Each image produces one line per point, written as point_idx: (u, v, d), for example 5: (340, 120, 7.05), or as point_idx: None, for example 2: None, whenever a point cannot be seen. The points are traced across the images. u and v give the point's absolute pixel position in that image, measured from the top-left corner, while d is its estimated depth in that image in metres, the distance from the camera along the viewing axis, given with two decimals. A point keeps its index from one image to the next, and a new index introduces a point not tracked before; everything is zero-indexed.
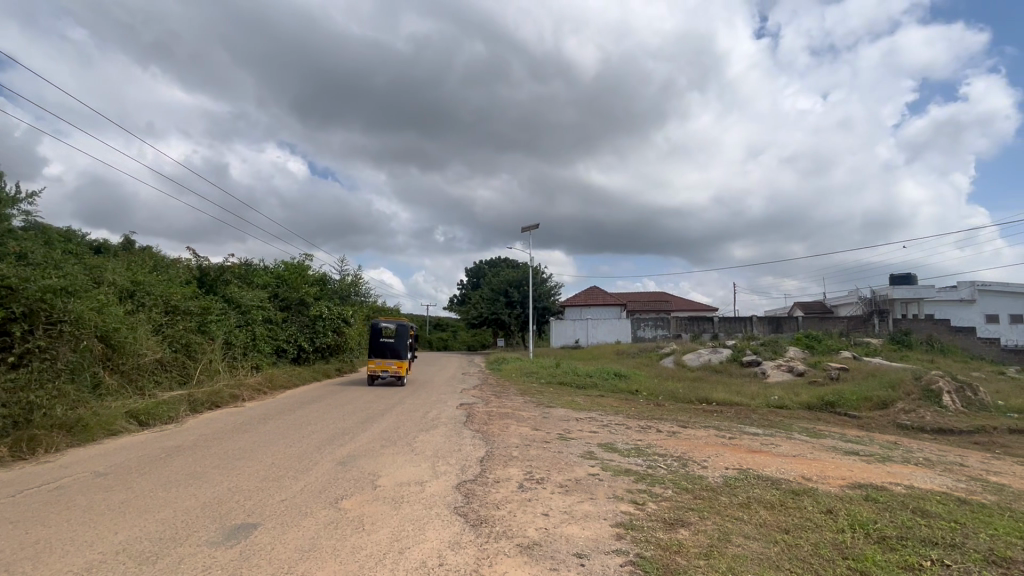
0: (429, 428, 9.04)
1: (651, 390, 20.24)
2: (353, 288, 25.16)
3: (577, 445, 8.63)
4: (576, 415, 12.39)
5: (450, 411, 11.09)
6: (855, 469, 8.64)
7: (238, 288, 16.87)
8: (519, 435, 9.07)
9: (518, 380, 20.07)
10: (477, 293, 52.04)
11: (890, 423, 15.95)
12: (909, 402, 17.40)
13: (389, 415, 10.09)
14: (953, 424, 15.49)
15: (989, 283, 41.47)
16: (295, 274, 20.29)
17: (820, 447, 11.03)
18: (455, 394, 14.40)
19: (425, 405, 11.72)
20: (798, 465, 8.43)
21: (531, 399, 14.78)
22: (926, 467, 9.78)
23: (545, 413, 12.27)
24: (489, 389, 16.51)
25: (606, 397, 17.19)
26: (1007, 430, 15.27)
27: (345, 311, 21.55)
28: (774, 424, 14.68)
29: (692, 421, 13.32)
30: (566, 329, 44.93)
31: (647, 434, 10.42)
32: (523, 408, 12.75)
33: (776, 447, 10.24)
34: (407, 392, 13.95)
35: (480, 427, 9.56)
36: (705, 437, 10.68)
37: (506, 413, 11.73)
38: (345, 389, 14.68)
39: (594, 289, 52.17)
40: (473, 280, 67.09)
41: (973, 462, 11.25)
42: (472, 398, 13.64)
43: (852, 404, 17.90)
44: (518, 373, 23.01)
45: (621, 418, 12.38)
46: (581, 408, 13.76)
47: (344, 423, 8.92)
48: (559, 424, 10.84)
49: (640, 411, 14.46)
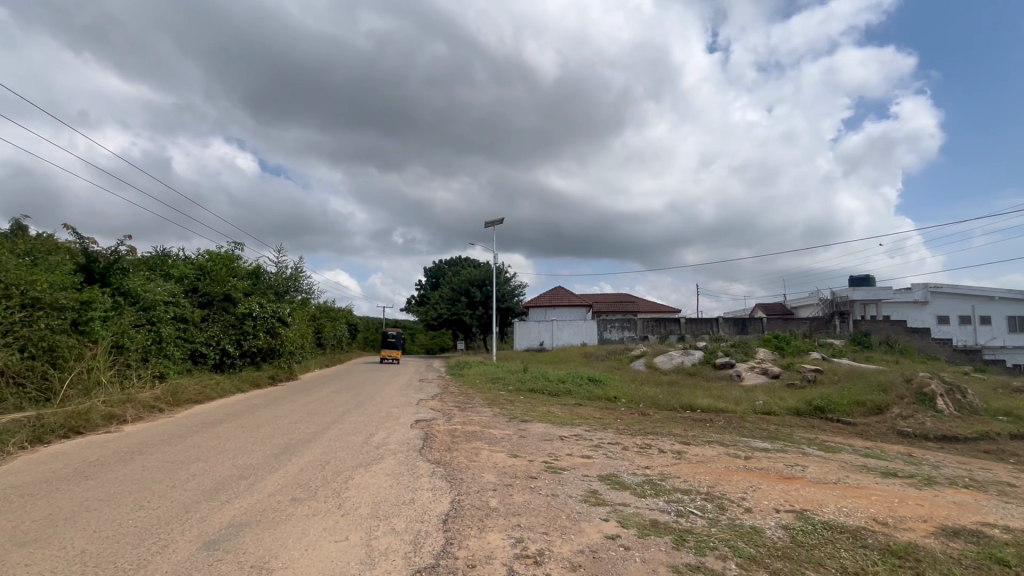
0: (371, 462, 6.55)
1: (630, 397, 18.35)
2: (293, 283, 22.09)
3: (574, 483, 6.35)
4: (557, 432, 10.17)
5: (401, 433, 8.61)
6: (921, 501, 6.83)
7: (142, 279, 13.72)
8: (494, 468, 6.72)
9: (483, 388, 17.68)
10: (436, 293, 49.12)
11: (890, 431, 14.70)
12: (904, 407, 16.27)
13: (317, 443, 7.50)
14: (955, 430, 14.39)
15: (941, 286, 42.56)
16: (221, 265, 17.13)
17: (848, 466, 9.32)
18: (409, 406, 11.86)
19: (370, 425, 9.20)
20: (856, 500, 6.56)
21: (501, 412, 12.42)
22: (982, 491, 8.14)
23: (520, 431, 9.94)
24: (450, 399, 14.09)
25: (584, 407, 15.09)
26: (1010, 436, 14.28)
27: (282, 309, 18.51)
28: (776, 435, 13.00)
29: (690, 435, 11.42)
30: (530, 331, 42.85)
31: (651, 458, 8.30)
32: (493, 425, 10.41)
33: (806, 471, 8.36)
34: (351, 406, 11.32)
35: (441, 457, 7.18)
36: (720, 459, 8.67)
37: (472, 433, 9.32)
38: (275, 402, 11.97)
39: (558, 289, 50.42)
40: (431, 280, 64.17)
41: (1009, 479, 9.85)
42: (429, 413, 11.16)
43: (845, 410, 16.62)
44: (483, 379, 20.58)
45: (611, 435, 10.25)
46: (562, 423, 11.60)
47: (251, 458, 6.32)
48: (540, 447, 8.55)
49: (627, 423, 12.46)
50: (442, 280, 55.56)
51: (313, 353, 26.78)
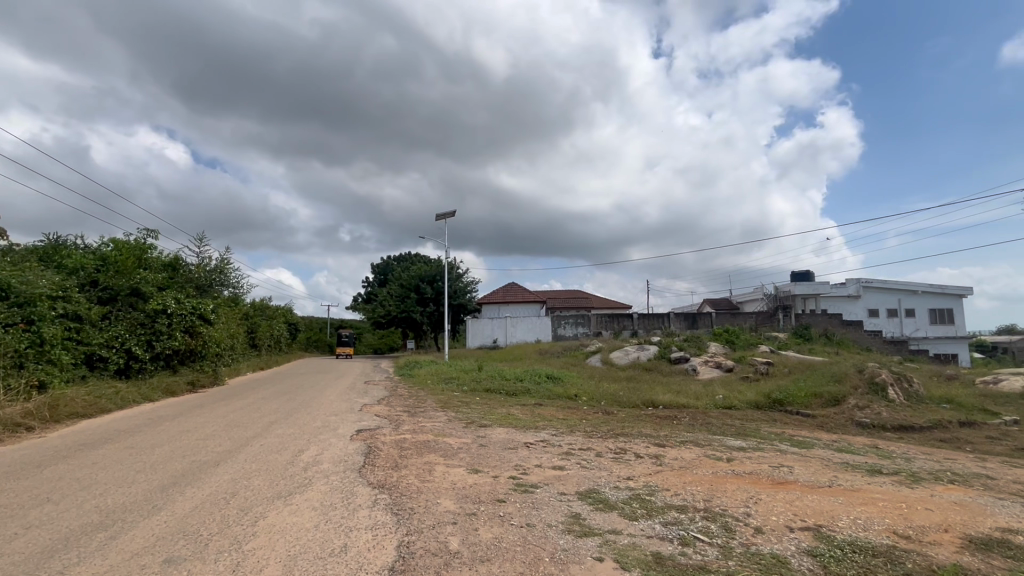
0: (295, 491, 5.10)
1: (590, 394, 17.52)
2: (219, 277, 19.68)
3: (550, 506, 5.20)
4: (521, 437, 9.03)
5: (337, 448, 7.16)
6: (927, 505, 6.20)
7: (19, 269, 11.30)
8: (452, 491, 5.47)
9: (435, 389, 16.28)
10: (384, 290, 46.83)
11: (849, 423, 14.66)
12: (859, 397, 16.35)
13: (227, 466, 5.95)
14: (910, 420, 14.52)
15: (872, 280, 44.99)
16: (128, 254, 14.71)
17: (831, 464, 8.76)
18: (350, 414, 10.31)
19: (300, 439, 7.68)
20: (864, 508, 5.82)
21: (456, 417, 11.13)
22: (970, 487, 7.72)
23: (480, 438, 8.72)
24: (399, 403, 12.63)
25: (545, 407, 14.05)
26: (960, 424, 14.53)
27: (204, 304, 16.03)
28: (744, 432, 12.48)
29: (662, 435, 10.59)
30: (483, 328, 41.61)
31: (629, 467, 7.31)
32: (448, 432, 9.12)
33: (795, 473, 7.65)
34: (280, 415, 9.67)
35: (386, 478, 5.83)
36: (704, 464, 7.81)
37: (424, 444, 8.00)
38: (188, 411, 10.10)
39: (511, 285, 49.43)
40: (380, 277, 61.51)
41: (980, 469, 9.66)
42: (373, 420, 9.71)
43: (803, 402, 16.56)
44: (434, 379, 19.14)
45: (580, 439, 9.22)
46: (525, 426, 10.46)
47: (126, 495, 4.73)
48: (504, 458, 7.36)
49: (594, 424, 11.51)
50: (390, 276, 53.22)
51: (245, 355, 24.30)
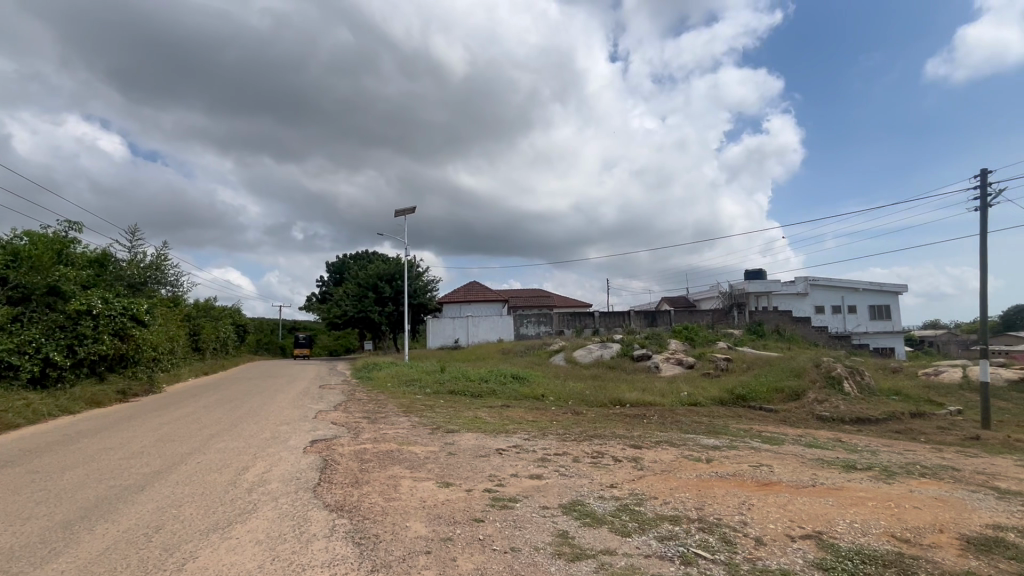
0: (236, 521, 4.33)
1: (558, 394, 17.13)
2: (155, 275, 17.98)
3: (534, 524, 4.65)
4: (493, 442, 8.45)
5: (289, 464, 6.35)
6: (913, 502, 6.07)
7: None
8: (423, 511, 4.83)
9: (396, 392, 15.43)
10: (339, 289, 44.98)
11: (810, 416, 14.93)
12: (818, 391, 16.73)
13: (154, 490, 5.07)
14: (866, 412, 14.92)
15: (818, 278, 47.09)
16: (44, 249, 13.07)
17: (806, 460, 8.66)
18: (303, 422, 9.39)
19: (246, 453, 6.80)
20: (856, 509, 5.60)
21: (421, 422, 10.41)
22: (942, 479, 7.76)
23: (448, 446, 8.06)
24: (358, 409, 11.78)
25: (513, 409, 13.52)
26: (911, 415, 15.06)
27: (136, 304, 14.34)
28: (714, 429, 12.39)
29: (636, 436, 10.27)
30: (444, 328, 40.67)
31: (610, 473, 6.86)
32: (412, 440, 8.40)
33: (776, 473, 7.43)
34: (223, 426, 8.68)
35: (345, 498, 5.12)
36: (685, 466, 7.48)
37: (387, 455, 7.27)
38: (115, 425, 8.90)
39: (472, 284, 48.67)
40: (335, 276, 59.33)
41: (942, 460, 9.86)
42: (330, 429, 8.87)
43: (765, 398, 16.80)
44: (395, 382, 18.25)
45: (554, 443, 8.72)
46: (494, 430, 9.88)
47: (15, 537, 3.83)
48: (477, 467, 6.75)
49: (565, 426, 11.07)
50: (347, 275, 51.27)
51: (187, 359, 22.46)
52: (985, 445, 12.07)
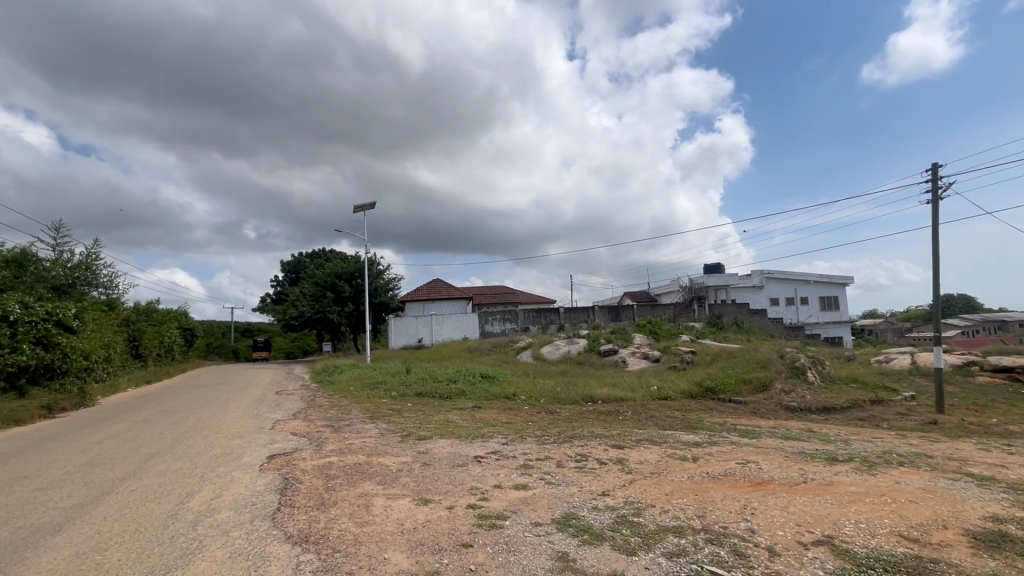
0: (176, 566, 3.61)
1: (529, 393, 16.72)
2: (86, 277, 16.35)
3: (528, 547, 4.15)
4: (470, 449, 7.88)
5: (242, 486, 5.59)
6: (908, 496, 5.95)
7: None
8: (403, 538, 4.24)
9: (360, 397, 14.59)
10: (295, 289, 42.99)
11: (778, 407, 15.15)
12: (783, 382, 17.03)
13: (73, 530, 4.23)
14: (831, 401, 15.25)
15: (773, 272, 48.81)
16: None
17: (788, 454, 8.54)
18: (258, 435, 8.53)
19: (191, 476, 5.97)
20: (857, 506, 5.39)
21: (390, 429, 9.71)
22: (921, 468, 7.78)
23: (422, 456, 7.45)
24: (320, 417, 10.96)
25: (486, 410, 13.00)
26: (872, 402, 15.51)
27: (62, 309, 12.86)
28: (690, 424, 12.27)
29: (616, 435, 9.95)
30: (407, 327, 39.57)
31: (599, 478, 6.44)
32: (382, 451, 7.73)
33: (765, 469, 7.22)
34: (165, 443, 7.72)
35: (309, 526, 4.46)
36: (673, 467, 7.16)
37: (356, 470, 6.58)
38: (34, 446, 7.77)
39: (436, 282, 47.68)
40: (291, 276, 56.91)
41: (911, 447, 10.03)
42: (289, 441, 8.08)
43: (733, 390, 16.98)
44: (358, 385, 17.34)
45: (534, 447, 8.25)
46: (469, 435, 9.32)
47: None
48: (456, 479, 6.18)
49: (542, 427, 10.63)
50: (303, 274, 49.13)
51: (126, 368, 20.69)
52: (944, 429, 12.47)
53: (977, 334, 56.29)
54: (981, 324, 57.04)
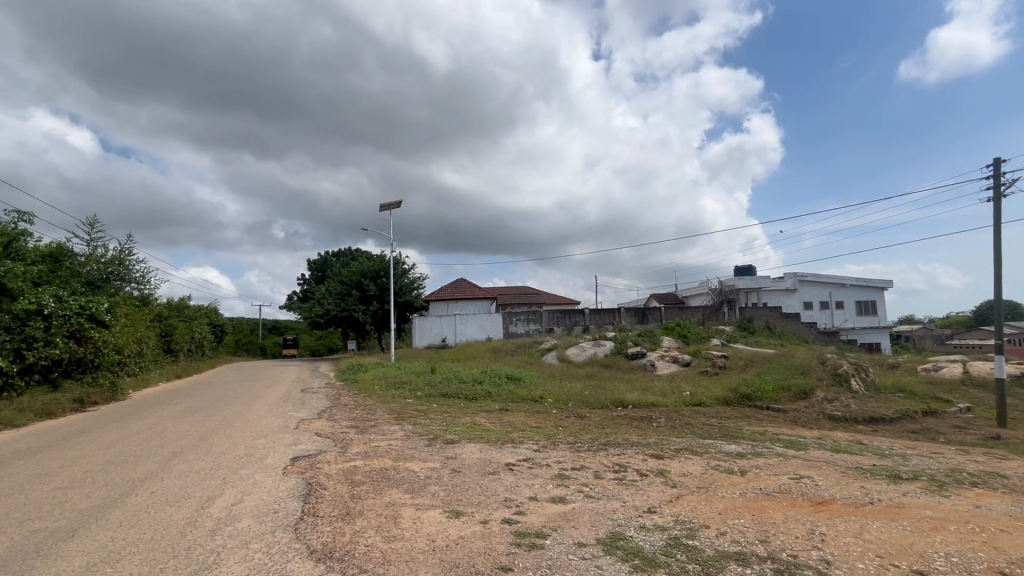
0: None
1: (556, 396, 16.24)
2: (119, 272, 16.57)
3: (574, 572, 3.71)
4: (500, 455, 7.47)
5: (264, 491, 5.31)
6: (996, 524, 5.27)
7: None
8: (435, 558, 3.85)
9: (385, 396, 14.34)
10: (321, 287, 43.40)
11: (821, 416, 14.32)
12: (826, 390, 16.12)
13: (86, 537, 3.96)
14: (879, 411, 14.33)
15: (807, 274, 47.06)
16: None
17: (845, 470, 7.87)
18: (283, 434, 8.30)
19: (213, 477, 5.72)
20: (941, 535, 4.76)
21: (416, 432, 9.37)
22: (999, 490, 7.02)
23: (450, 462, 7.07)
24: (345, 417, 10.73)
25: (513, 413, 12.59)
26: (924, 413, 14.51)
27: (95, 303, 12.95)
28: (729, 433, 11.62)
29: (652, 443, 9.40)
30: (431, 326, 39.49)
31: (641, 493, 5.94)
32: (409, 455, 7.39)
33: (823, 487, 6.60)
34: (189, 441, 7.54)
35: (334, 540, 4.11)
36: (720, 481, 6.62)
37: (382, 476, 6.25)
38: (61, 441, 7.68)
39: (460, 282, 47.55)
40: (318, 274, 57.65)
41: (978, 464, 9.19)
42: (314, 442, 7.82)
43: (772, 397, 16.16)
44: (383, 385, 17.14)
45: (568, 454, 7.79)
46: (498, 440, 8.92)
47: None
48: (488, 489, 5.78)
49: (574, 433, 10.15)
50: (329, 273, 49.66)
51: (158, 362, 21.05)
52: (1009, 445, 11.50)
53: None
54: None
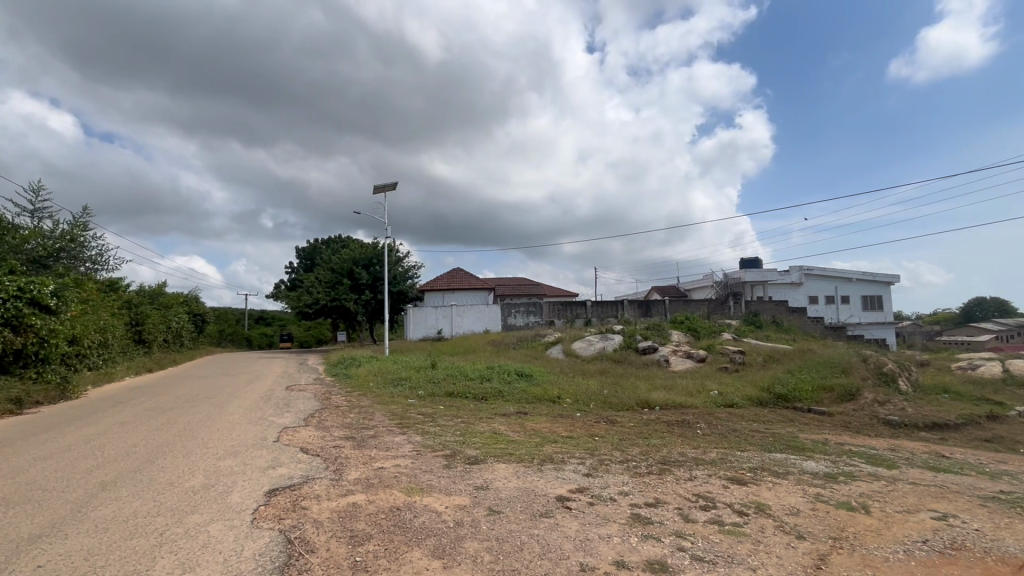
0: None
1: (575, 396, 14.49)
2: (73, 251, 14.42)
3: None
4: (545, 485, 5.66)
5: (219, 561, 3.46)
6: None
7: None
8: None
9: (384, 396, 12.50)
10: (310, 275, 41.12)
11: (875, 420, 12.77)
12: (872, 391, 14.58)
13: None
14: (939, 416, 12.81)
15: (813, 268, 45.77)
16: None
17: (981, 501, 6.19)
18: (259, 452, 6.43)
19: (143, 533, 3.83)
20: None
21: (427, 445, 7.54)
22: None
23: (482, 495, 5.28)
24: (338, 423, 8.90)
25: (533, 417, 10.85)
26: (989, 418, 13.00)
27: (37, 284, 10.90)
28: (789, 443, 9.97)
29: (718, 460, 7.68)
30: (426, 318, 37.55)
31: (766, 550, 4.21)
32: (425, 484, 5.55)
33: (992, 533, 4.92)
34: (131, 464, 5.65)
35: None
36: (854, 527, 4.88)
37: (395, 523, 4.42)
38: None
39: (456, 272, 45.64)
40: (306, 262, 55.42)
41: None
42: (298, 465, 5.96)
43: (813, 398, 14.58)
44: (379, 382, 15.25)
45: (630, 482, 6.04)
46: (530, 456, 7.14)
47: None
48: (553, 550, 3.99)
49: (616, 445, 8.41)
50: (319, 261, 47.42)
51: (126, 354, 19.06)
52: None
53: (1016, 338, 53.32)
54: (1017, 327, 54.09)
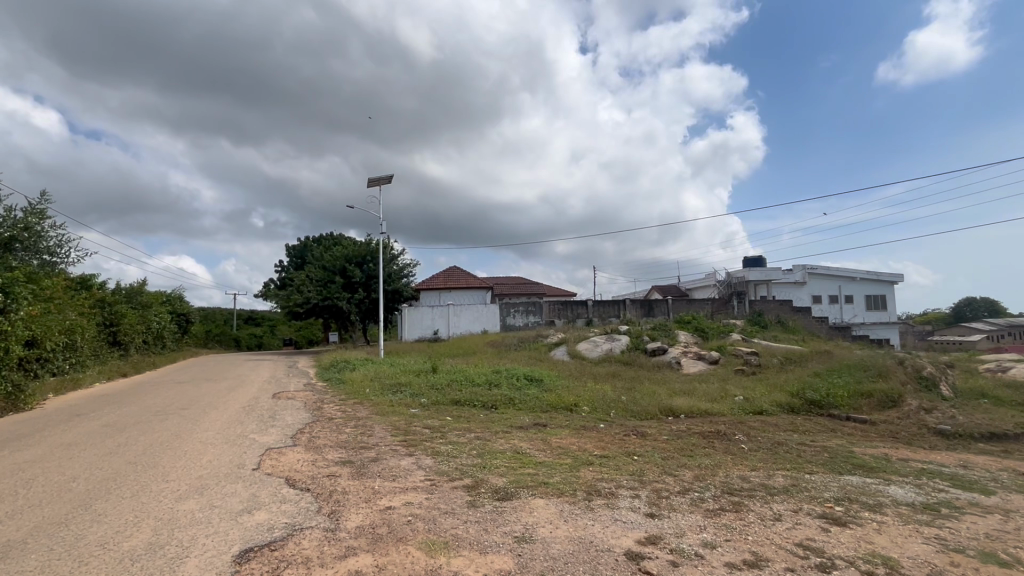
0: None
1: (592, 403, 13.22)
2: (27, 241, 12.83)
3: None
4: (607, 535, 4.33)
5: None
6: None
7: None
8: None
9: (383, 405, 11.17)
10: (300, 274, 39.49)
11: (925, 430, 11.62)
12: (913, 398, 13.46)
13: None
14: (994, 425, 11.67)
15: (817, 268, 44.93)
16: None
17: None
18: (231, 488, 5.03)
19: None
20: None
21: (441, 472, 6.18)
22: None
23: (529, 554, 3.93)
24: (333, 441, 7.52)
25: (555, 431, 9.54)
26: None
27: None
28: (849, 459, 8.75)
29: (791, 487, 6.40)
30: (422, 318, 36.13)
31: None
32: (450, 536, 4.20)
33: None
34: (56, 512, 4.23)
35: None
36: None
37: None
38: None
39: (452, 271, 44.26)
40: (297, 261, 53.75)
41: None
42: (282, 508, 4.58)
43: (849, 405, 13.40)
44: (376, 388, 13.85)
45: (709, 526, 4.71)
46: (570, 486, 5.80)
47: None
48: None
49: (662, 466, 7.12)
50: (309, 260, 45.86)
51: (98, 357, 17.53)
52: None
53: (1012, 338, 53.11)
54: (1009, 326, 54.18)
